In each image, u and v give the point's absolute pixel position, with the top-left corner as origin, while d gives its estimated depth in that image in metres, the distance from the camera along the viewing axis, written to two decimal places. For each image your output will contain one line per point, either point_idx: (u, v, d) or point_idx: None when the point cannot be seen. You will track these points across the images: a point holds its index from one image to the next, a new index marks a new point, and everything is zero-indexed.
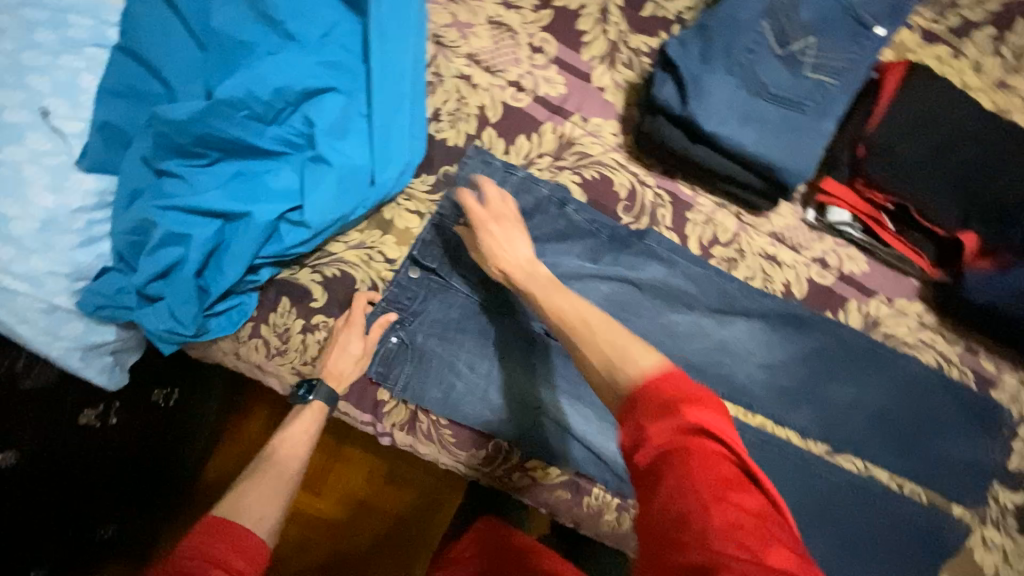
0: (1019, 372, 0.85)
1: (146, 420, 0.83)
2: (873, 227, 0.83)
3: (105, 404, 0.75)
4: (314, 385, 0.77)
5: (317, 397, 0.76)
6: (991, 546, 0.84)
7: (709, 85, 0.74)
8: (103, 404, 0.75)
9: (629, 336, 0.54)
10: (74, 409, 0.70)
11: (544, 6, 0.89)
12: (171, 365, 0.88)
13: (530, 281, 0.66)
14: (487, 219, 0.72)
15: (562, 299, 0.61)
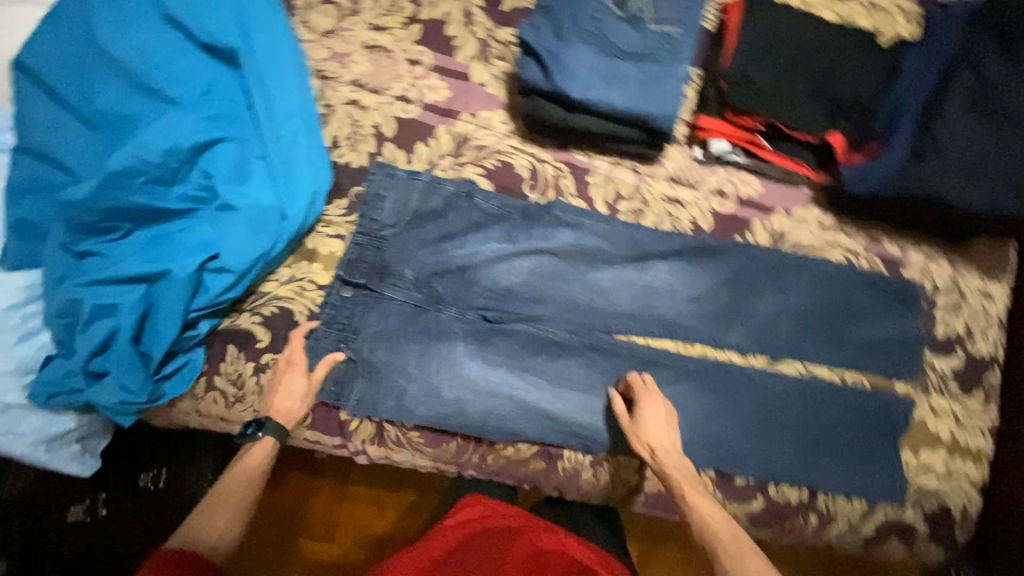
0: (922, 248, 0.93)
1: (136, 505, 0.92)
2: (751, 149, 0.90)
3: (90, 497, 0.87)
4: (262, 422, 0.78)
5: (267, 433, 0.77)
6: (942, 412, 0.90)
7: (567, 58, 0.80)
8: (89, 498, 0.87)
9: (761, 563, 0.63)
10: (61, 506, 0.84)
11: (412, 21, 0.93)
12: (154, 449, 0.97)
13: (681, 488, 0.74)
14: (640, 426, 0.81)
15: (712, 519, 0.70)
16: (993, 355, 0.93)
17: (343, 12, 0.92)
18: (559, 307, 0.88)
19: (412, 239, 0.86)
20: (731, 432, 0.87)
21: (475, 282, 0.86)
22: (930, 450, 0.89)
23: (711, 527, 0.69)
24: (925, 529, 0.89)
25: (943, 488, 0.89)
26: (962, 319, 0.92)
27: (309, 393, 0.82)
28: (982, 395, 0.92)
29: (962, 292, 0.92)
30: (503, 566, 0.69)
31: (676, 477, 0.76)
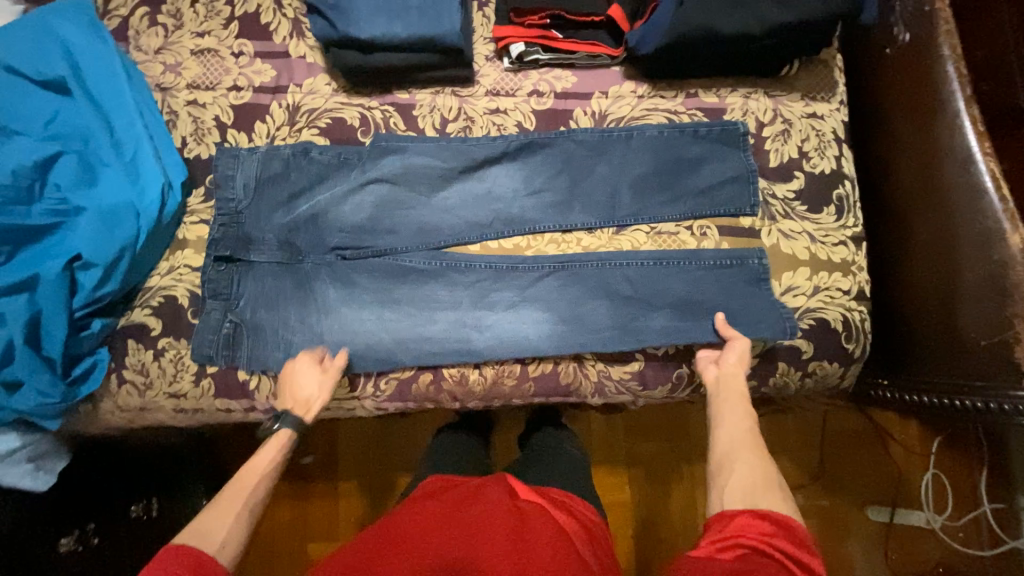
0: (739, 90, 0.97)
1: (128, 530, 1.09)
2: (548, 43, 0.96)
3: (80, 528, 1.00)
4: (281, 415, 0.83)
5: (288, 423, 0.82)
6: (796, 235, 0.93)
7: (347, 7, 0.89)
8: (78, 529, 1.00)
9: (766, 484, 0.68)
10: (53, 538, 0.96)
11: (228, 20, 1.03)
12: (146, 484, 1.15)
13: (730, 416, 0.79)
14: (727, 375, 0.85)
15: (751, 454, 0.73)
16: (838, 169, 0.96)
17: (169, 29, 1.03)
18: (412, 231, 0.94)
19: (267, 212, 0.94)
20: (595, 302, 0.93)
21: (327, 227, 0.93)
22: (792, 271, 0.92)
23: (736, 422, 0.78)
24: (809, 348, 0.93)
25: (813, 304, 0.92)
26: (793, 144, 0.95)
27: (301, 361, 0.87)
28: (835, 210, 0.95)
29: (788, 119, 0.96)
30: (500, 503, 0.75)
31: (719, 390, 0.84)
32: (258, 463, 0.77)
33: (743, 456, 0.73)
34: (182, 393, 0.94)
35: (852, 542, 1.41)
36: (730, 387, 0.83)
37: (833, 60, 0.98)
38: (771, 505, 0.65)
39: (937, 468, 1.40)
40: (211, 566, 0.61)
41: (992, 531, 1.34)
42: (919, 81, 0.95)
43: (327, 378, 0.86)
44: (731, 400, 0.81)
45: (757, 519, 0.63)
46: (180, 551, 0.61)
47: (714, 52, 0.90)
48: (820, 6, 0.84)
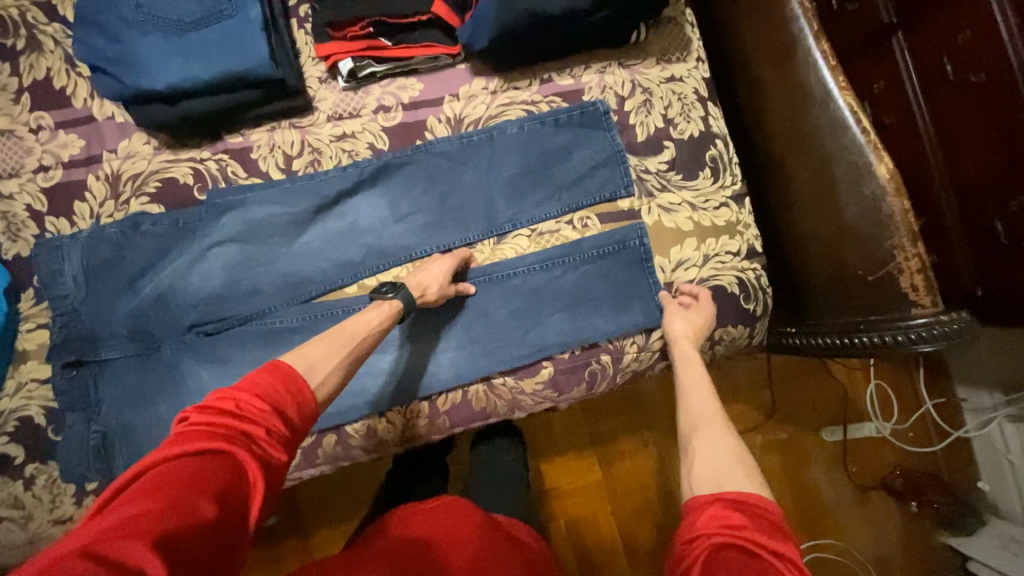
0: (594, 65, 0.92)
1: None
2: (377, 53, 0.87)
3: None
4: (395, 286, 0.80)
5: (399, 297, 0.78)
6: (678, 206, 0.90)
7: (134, 57, 0.78)
8: None
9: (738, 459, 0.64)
10: None
11: (17, 92, 0.90)
12: None
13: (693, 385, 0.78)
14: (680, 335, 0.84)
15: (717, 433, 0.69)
16: (707, 129, 0.93)
17: None
18: (277, 288, 0.86)
19: (110, 304, 0.84)
20: (489, 320, 0.89)
21: (179, 305, 0.84)
22: (680, 245, 0.89)
23: (697, 405, 0.75)
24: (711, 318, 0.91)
25: (707, 274, 0.90)
26: (658, 111, 0.91)
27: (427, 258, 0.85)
28: (710, 172, 0.92)
29: (646, 88, 0.91)
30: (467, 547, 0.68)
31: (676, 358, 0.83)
32: (364, 322, 0.74)
33: (710, 436, 0.69)
34: (69, 516, 0.84)
35: (816, 466, 1.42)
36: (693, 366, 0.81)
37: (682, 18, 0.94)
38: (737, 483, 0.60)
39: (879, 380, 1.44)
40: (304, 410, 0.58)
41: (936, 425, 1.41)
42: (771, 22, 0.91)
43: (444, 294, 0.82)
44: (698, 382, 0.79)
45: (723, 509, 0.56)
46: (283, 381, 0.57)
47: (553, 33, 0.84)
48: None
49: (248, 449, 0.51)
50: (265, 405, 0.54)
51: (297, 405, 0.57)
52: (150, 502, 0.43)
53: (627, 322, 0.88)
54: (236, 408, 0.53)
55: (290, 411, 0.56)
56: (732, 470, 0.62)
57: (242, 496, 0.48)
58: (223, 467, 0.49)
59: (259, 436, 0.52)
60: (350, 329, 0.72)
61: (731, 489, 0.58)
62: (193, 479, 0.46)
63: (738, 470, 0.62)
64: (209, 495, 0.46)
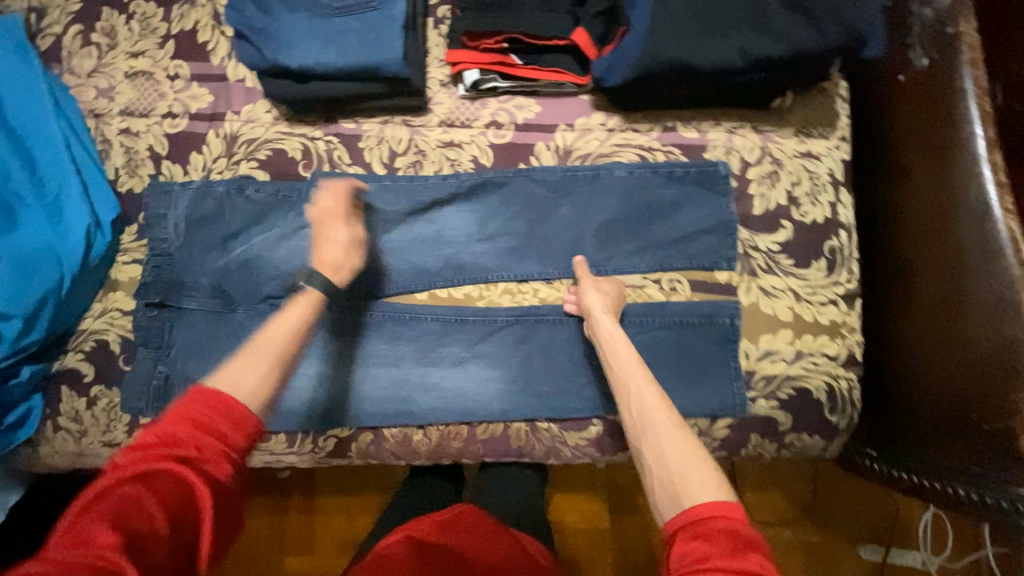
0: (723, 123, 0.86)
1: None
2: (505, 70, 0.85)
3: None
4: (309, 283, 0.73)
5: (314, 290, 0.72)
6: (779, 293, 0.83)
7: (278, 31, 0.80)
8: None
9: (693, 463, 0.59)
10: None
11: (166, 39, 0.95)
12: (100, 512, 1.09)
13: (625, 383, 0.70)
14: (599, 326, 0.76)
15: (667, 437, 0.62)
16: (832, 217, 0.84)
17: (103, 50, 0.96)
18: (352, 279, 0.87)
19: (201, 258, 0.88)
20: (548, 363, 0.85)
21: (262, 273, 0.87)
22: (771, 334, 0.82)
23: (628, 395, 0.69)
24: (787, 420, 0.83)
25: (794, 372, 0.82)
26: (783, 187, 0.84)
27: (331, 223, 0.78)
28: (826, 264, 0.84)
29: (777, 159, 0.84)
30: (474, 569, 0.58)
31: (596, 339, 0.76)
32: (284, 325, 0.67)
33: (653, 427, 0.64)
34: (118, 443, 0.89)
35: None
36: (616, 340, 0.75)
37: (832, 91, 0.86)
38: (696, 496, 0.56)
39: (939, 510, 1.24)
40: (243, 424, 0.56)
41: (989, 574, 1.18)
42: (934, 115, 0.82)
43: (353, 244, 0.78)
44: (627, 363, 0.71)
45: (688, 543, 0.52)
46: (224, 405, 0.56)
47: (692, 85, 0.78)
48: (815, 37, 0.70)
49: (194, 474, 0.51)
50: (200, 426, 0.54)
51: (234, 419, 0.56)
52: (93, 518, 0.46)
53: (694, 403, 0.82)
54: (176, 434, 0.53)
55: (231, 431, 0.55)
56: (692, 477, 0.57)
57: (185, 514, 0.50)
58: (168, 494, 0.50)
59: (201, 463, 0.52)
60: (270, 338, 0.65)
61: (690, 502, 0.55)
62: (135, 503, 0.48)
63: (694, 479, 0.57)
64: (153, 520, 0.48)
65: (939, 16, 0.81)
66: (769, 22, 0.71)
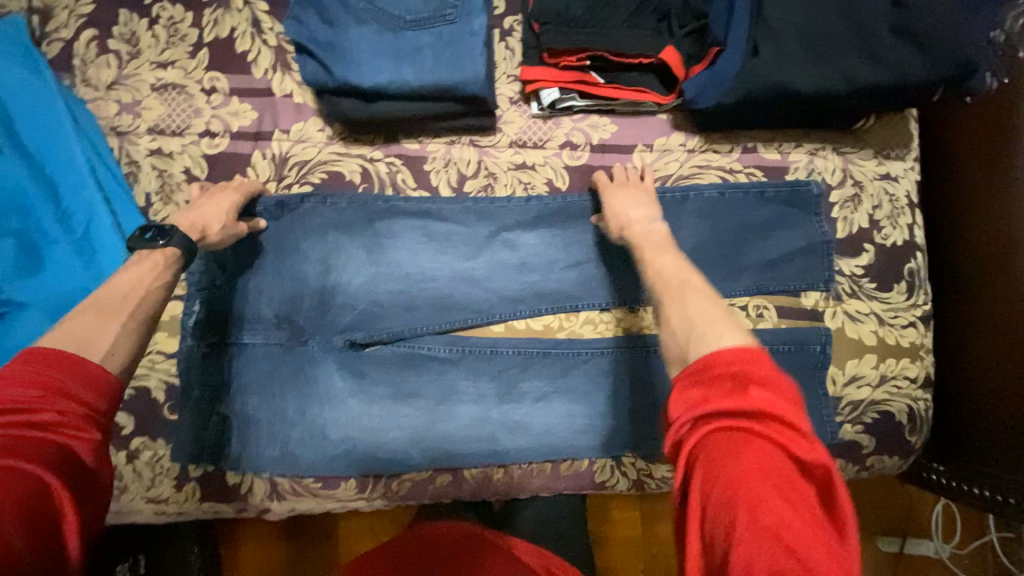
0: (805, 144, 0.84)
1: None
2: (585, 89, 0.80)
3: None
4: (164, 228, 0.65)
5: (170, 242, 0.64)
6: (863, 316, 0.83)
7: (343, 46, 0.72)
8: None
9: (716, 317, 0.54)
10: None
11: (198, 48, 0.85)
12: None
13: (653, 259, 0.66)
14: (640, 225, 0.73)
15: (695, 303, 0.56)
16: (910, 240, 0.84)
17: (124, 58, 0.85)
18: (429, 310, 0.82)
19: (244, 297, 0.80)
20: (633, 396, 0.83)
21: (338, 304, 0.81)
22: (857, 358, 0.82)
23: (659, 279, 0.63)
24: (870, 443, 0.84)
25: (877, 396, 0.83)
26: (863, 210, 0.84)
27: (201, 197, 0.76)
28: (906, 287, 0.84)
29: (858, 181, 0.84)
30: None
31: (641, 241, 0.71)
32: (130, 279, 0.60)
33: (677, 301, 0.58)
34: (164, 497, 0.81)
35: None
36: (660, 254, 0.68)
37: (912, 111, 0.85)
38: (705, 349, 0.49)
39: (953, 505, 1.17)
40: (99, 384, 0.50)
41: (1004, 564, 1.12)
42: (1003, 136, 0.82)
43: (232, 231, 0.74)
44: (667, 264, 0.65)
45: (703, 368, 0.47)
46: (58, 362, 0.49)
47: (783, 109, 0.76)
48: (923, 64, 0.68)
49: (44, 452, 0.45)
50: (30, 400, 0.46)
51: (79, 382, 0.49)
52: None
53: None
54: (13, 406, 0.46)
55: (80, 393, 0.48)
56: (701, 335, 0.51)
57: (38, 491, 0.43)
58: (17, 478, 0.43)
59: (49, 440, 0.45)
60: (108, 292, 0.58)
61: (707, 352, 0.49)
62: None
63: (704, 337, 0.51)
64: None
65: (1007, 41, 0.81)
66: (875, 50, 0.69)
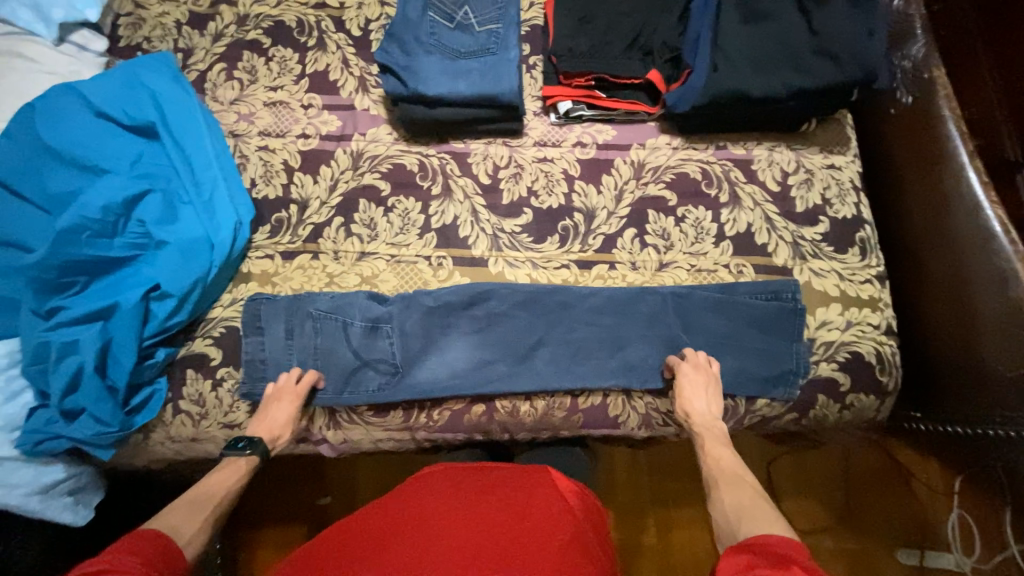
0: (765, 143, 1.08)
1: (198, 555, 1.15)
2: (592, 101, 1.06)
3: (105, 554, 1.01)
4: (251, 440, 0.89)
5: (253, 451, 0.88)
6: (825, 273, 1.01)
7: (414, 68, 1.00)
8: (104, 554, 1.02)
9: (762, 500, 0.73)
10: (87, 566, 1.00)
11: (301, 76, 1.13)
12: None
13: (703, 434, 0.89)
14: (703, 418, 0.90)
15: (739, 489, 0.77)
16: (858, 215, 1.04)
17: (244, 83, 1.13)
18: (468, 264, 1.03)
19: (281, 303, 0.97)
20: (638, 344, 0.98)
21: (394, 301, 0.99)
22: (825, 307, 0.99)
23: (719, 466, 0.82)
24: (847, 380, 0.97)
25: (847, 339, 0.98)
26: (815, 191, 1.05)
27: (273, 401, 0.92)
28: (859, 251, 1.02)
29: (809, 169, 1.06)
30: (523, 512, 0.80)
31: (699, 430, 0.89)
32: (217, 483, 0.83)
33: (730, 487, 0.78)
34: (237, 423, 0.96)
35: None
36: (714, 445, 0.86)
37: (846, 118, 1.09)
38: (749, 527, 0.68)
39: (963, 509, 1.33)
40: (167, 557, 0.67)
41: None
42: (926, 137, 1.03)
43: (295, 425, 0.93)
44: (728, 458, 0.84)
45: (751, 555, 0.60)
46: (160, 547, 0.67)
47: (742, 110, 1.00)
48: (838, 73, 0.94)
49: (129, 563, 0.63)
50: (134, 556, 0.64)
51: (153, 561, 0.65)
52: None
53: (767, 368, 0.97)
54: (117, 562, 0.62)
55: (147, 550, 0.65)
56: (752, 518, 0.69)
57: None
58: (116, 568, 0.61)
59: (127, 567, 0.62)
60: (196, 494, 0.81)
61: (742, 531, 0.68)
62: None
63: (749, 518, 0.70)
64: None
65: (916, 65, 1.05)
66: (802, 65, 0.96)
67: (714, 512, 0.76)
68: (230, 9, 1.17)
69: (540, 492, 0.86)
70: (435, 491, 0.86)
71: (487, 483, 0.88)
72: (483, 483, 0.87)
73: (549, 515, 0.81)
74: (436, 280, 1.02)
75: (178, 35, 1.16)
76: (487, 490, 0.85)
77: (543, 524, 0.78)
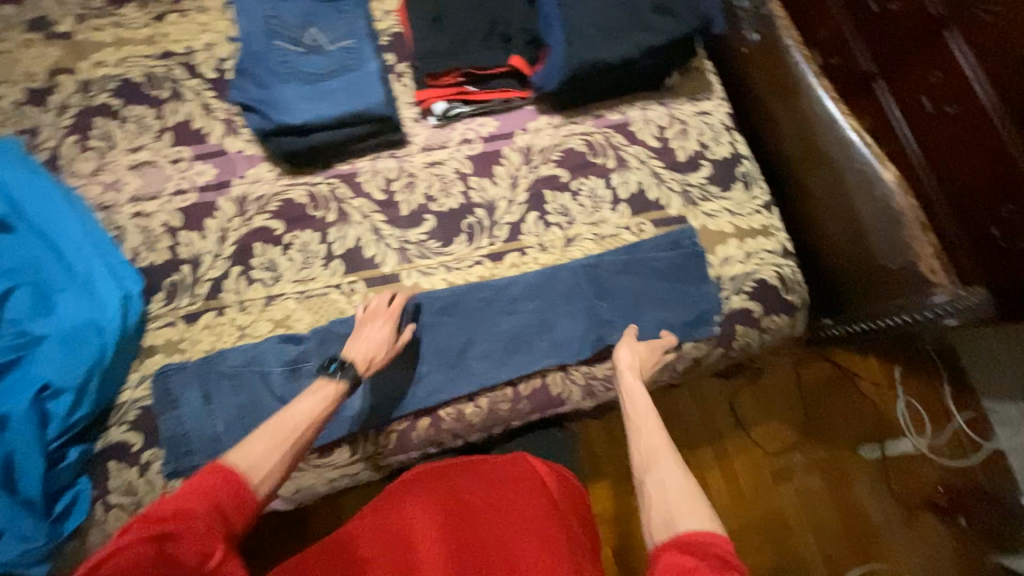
0: (637, 103, 1.12)
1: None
2: (465, 97, 1.08)
3: None
4: (344, 364, 0.79)
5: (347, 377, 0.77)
6: (717, 213, 1.07)
7: (275, 100, 0.98)
8: None
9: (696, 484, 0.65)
10: None
11: (163, 131, 1.08)
12: None
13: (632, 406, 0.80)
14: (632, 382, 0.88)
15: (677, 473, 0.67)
16: (735, 152, 1.11)
17: (102, 151, 1.06)
18: (380, 282, 1.01)
19: (189, 367, 0.94)
20: (560, 320, 1.01)
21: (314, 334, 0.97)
22: (723, 244, 1.05)
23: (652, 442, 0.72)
24: (759, 307, 1.03)
25: (750, 268, 1.04)
26: (692, 138, 1.11)
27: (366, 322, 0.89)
28: (743, 185, 1.09)
29: (682, 120, 1.12)
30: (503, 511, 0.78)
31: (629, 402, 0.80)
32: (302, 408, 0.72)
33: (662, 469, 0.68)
34: None
35: (858, 486, 1.43)
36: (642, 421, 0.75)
37: (705, 66, 1.16)
38: (686, 523, 0.60)
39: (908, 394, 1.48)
40: (244, 505, 0.59)
41: (970, 438, 1.44)
42: (778, 69, 1.11)
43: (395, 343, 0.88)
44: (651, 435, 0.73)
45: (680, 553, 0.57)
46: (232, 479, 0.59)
47: (605, 77, 1.04)
48: (677, 27, 1.01)
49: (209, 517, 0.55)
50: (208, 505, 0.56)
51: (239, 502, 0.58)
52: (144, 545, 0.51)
53: (686, 313, 1.01)
54: (193, 507, 0.55)
55: (226, 499, 0.58)
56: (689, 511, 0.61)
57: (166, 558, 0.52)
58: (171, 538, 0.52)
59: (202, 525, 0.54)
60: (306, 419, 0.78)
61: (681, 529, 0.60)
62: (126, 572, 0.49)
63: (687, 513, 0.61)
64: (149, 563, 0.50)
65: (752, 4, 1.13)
66: (645, 25, 1.01)
67: (645, 505, 0.65)
68: (68, 79, 1.09)
69: (518, 483, 0.84)
70: (419, 497, 0.81)
71: (471, 482, 0.84)
72: (469, 484, 0.83)
73: (526, 506, 0.79)
74: (352, 306, 1.00)
75: (15, 117, 1.07)
76: (467, 493, 0.81)
77: (522, 517, 0.77)
